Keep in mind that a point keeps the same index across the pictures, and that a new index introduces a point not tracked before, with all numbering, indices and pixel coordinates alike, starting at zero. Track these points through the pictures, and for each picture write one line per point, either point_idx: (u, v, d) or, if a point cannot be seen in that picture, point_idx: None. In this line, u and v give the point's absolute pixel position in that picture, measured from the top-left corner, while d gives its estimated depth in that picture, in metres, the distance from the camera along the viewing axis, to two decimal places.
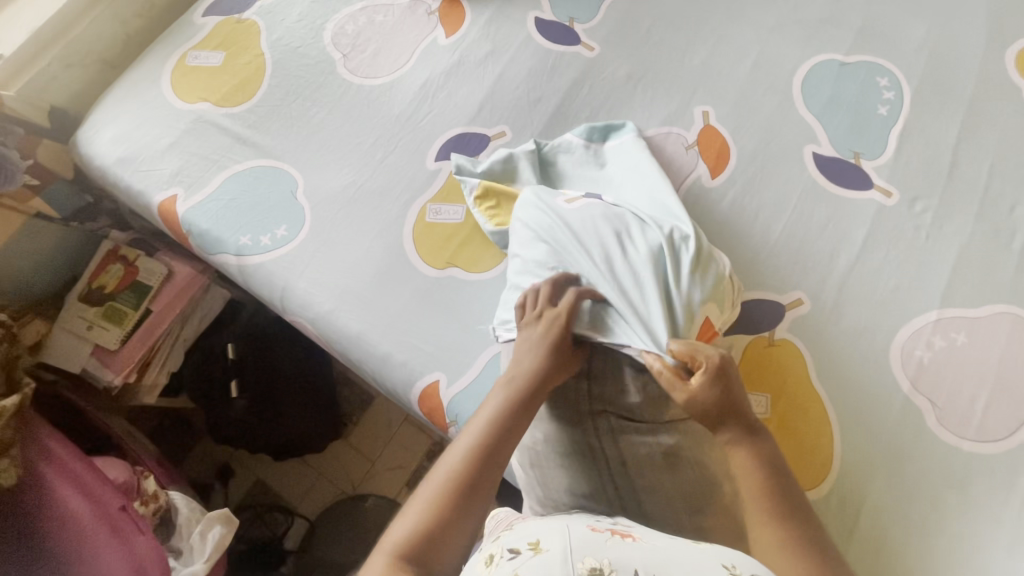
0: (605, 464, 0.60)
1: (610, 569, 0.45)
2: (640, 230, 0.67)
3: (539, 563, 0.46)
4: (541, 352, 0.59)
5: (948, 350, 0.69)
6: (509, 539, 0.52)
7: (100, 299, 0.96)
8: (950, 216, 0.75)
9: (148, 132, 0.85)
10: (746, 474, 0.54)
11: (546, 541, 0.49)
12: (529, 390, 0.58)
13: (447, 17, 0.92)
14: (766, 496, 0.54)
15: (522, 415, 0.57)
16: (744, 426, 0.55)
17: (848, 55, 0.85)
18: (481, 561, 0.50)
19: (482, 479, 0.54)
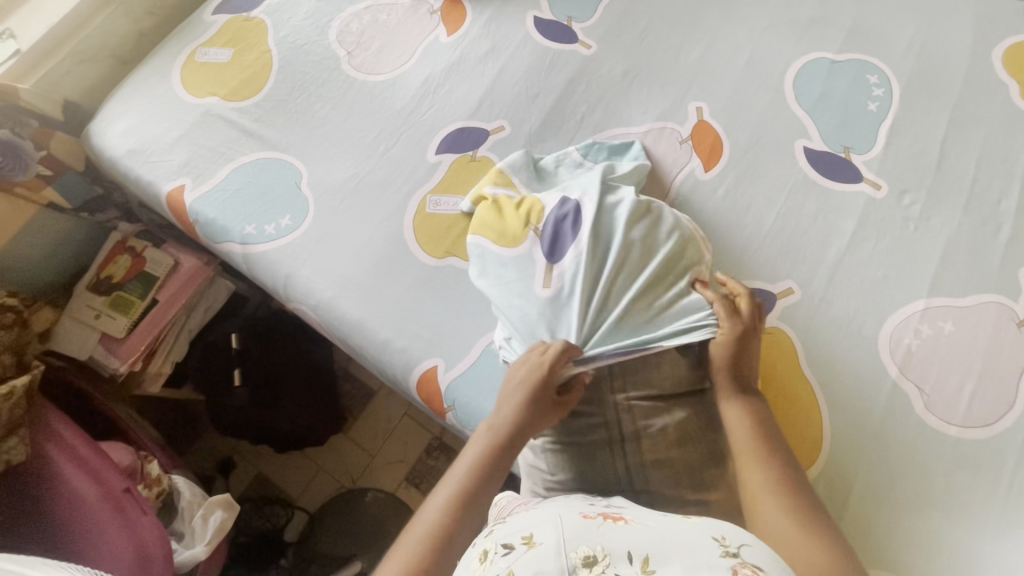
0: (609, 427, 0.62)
1: (604, 556, 0.44)
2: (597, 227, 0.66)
3: (531, 558, 0.45)
4: (526, 398, 0.59)
5: (935, 338, 0.70)
6: (503, 532, 0.50)
7: (108, 288, 0.98)
8: (938, 208, 0.77)
9: (158, 125, 0.88)
10: (739, 429, 0.59)
11: (539, 534, 0.47)
12: (511, 434, 0.58)
13: (449, 16, 0.95)
14: (767, 465, 0.56)
15: (502, 460, 0.57)
16: (739, 385, 0.61)
17: (838, 53, 0.88)
18: (475, 558, 0.48)
19: (461, 525, 0.53)
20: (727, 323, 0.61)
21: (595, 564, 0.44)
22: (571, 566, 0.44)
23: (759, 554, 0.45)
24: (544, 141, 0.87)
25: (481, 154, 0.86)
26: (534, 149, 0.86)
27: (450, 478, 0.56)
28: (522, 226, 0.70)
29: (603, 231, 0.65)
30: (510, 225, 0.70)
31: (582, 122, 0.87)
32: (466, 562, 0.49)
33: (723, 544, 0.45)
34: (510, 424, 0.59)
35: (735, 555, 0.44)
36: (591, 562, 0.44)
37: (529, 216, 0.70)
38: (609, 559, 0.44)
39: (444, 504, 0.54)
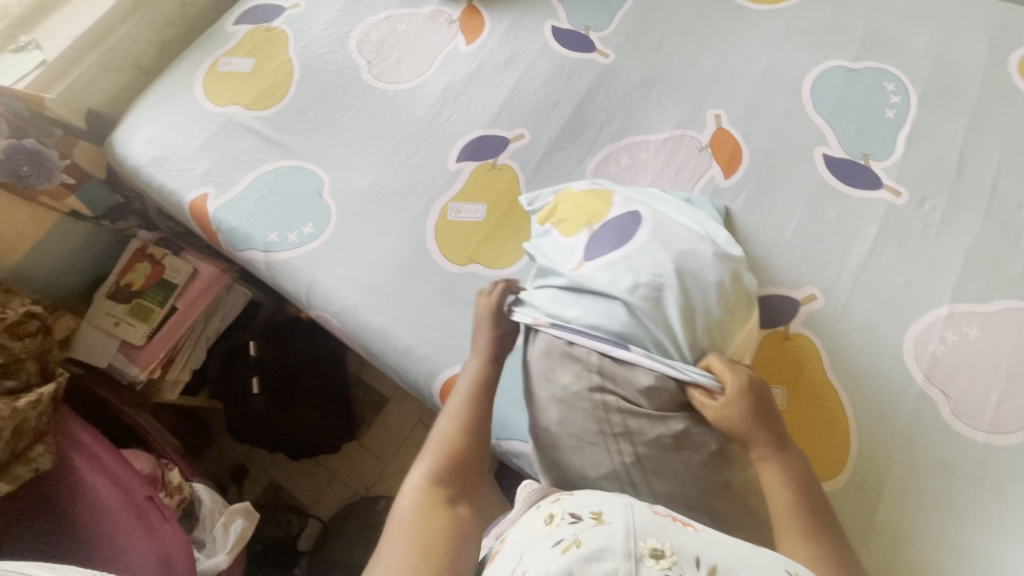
0: (615, 445, 0.58)
1: (672, 553, 0.45)
2: (669, 246, 0.65)
3: (599, 533, 0.47)
4: (495, 323, 0.69)
5: (959, 344, 0.70)
6: (571, 503, 0.53)
7: (128, 296, 0.99)
8: (959, 214, 0.77)
9: (181, 134, 0.89)
10: (777, 486, 0.55)
11: (609, 514, 0.49)
12: (492, 349, 0.68)
13: (467, 25, 0.96)
14: (801, 518, 0.53)
15: (493, 370, 0.66)
16: (774, 437, 0.57)
17: (855, 61, 0.88)
18: (542, 520, 0.51)
19: (474, 422, 0.61)
20: (728, 378, 0.58)
21: (661, 557, 0.45)
22: (637, 553, 0.45)
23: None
24: (564, 149, 0.87)
25: (501, 161, 0.87)
26: (554, 156, 0.87)
27: (454, 394, 0.64)
28: (583, 218, 0.72)
29: (640, 242, 0.66)
30: (566, 219, 0.73)
31: (601, 130, 0.88)
32: (533, 521, 0.53)
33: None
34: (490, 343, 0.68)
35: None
36: (658, 555, 0.45)
37: (592, 214, 0.72)
38: (676, 557, 0.45)
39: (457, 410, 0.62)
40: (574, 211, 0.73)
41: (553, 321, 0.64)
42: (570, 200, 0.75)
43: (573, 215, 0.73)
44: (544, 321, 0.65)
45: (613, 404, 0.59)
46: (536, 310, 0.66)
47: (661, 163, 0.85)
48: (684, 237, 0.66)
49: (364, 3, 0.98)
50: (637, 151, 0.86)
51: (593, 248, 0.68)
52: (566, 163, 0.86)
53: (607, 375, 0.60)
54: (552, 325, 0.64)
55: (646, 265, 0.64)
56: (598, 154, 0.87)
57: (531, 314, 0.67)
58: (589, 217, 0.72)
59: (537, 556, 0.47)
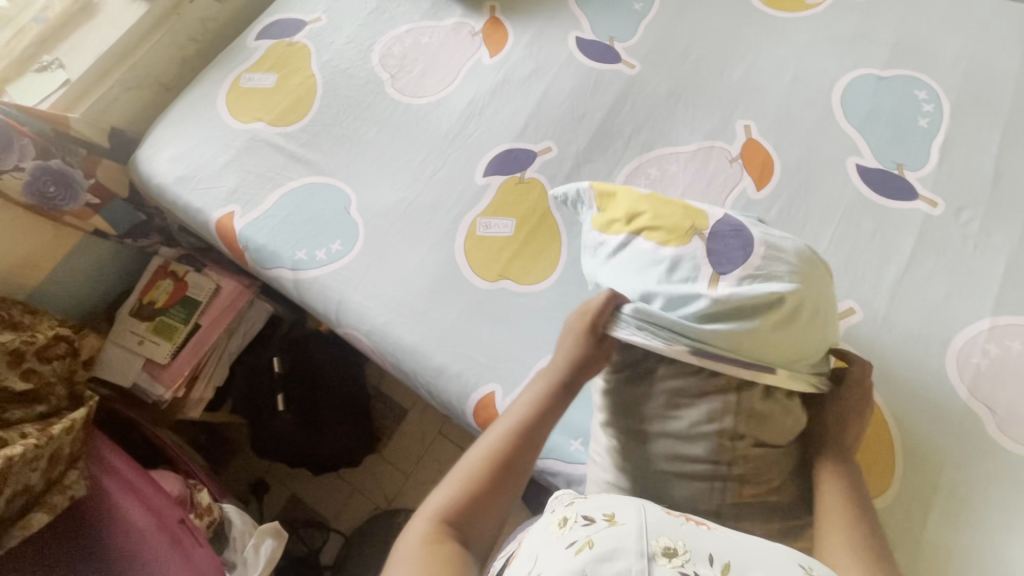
0: (721, 483, 0.58)
1: (685, 552, 0.46)
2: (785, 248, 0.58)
3: (612, 534, 0.47)
4: (581, 346, 0.62)
5: (1004, 357, 0.69)
6: (584, 505, 0.52)
7: (151, 314, 0.99)
8: (997, 224, 0.76)
9: (205, 152, 0.88)
10: (833, 500, 0.57)
11: (622, 514, 0.49)
12: (567, 378, 0.62)
13: (490, 37, 0.95)
14: (854, 521, 0.56)
15: (559, 403, 0.61)
16: (839, 454, 0.60)
17: (885, 69, 0.87)
18: (554, 522, 0.51)
19: (515, 458, 0.58)
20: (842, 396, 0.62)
21: (675, 556, 0.46)
22: (650, 552, 0.46)
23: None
24: (592, 162, 0.86)
25: (529, 175, 0.86)
26: (582, 169, 0.86)
27: (506, 419, 0.60)
28: (678, 227, 0.61)
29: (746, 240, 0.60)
30: (658, 231, 0.62)
31: (629, 142, 0.87)
32: (546, 523, 0.52)
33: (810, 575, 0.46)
34: (567, 370, 0.62)
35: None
36: (671, 553, 0.46)
37: (681, 226, 0.61)
38: (689, 555, 0.46)
39: (504, 438, 0.59)
40: (658, 217, 0.63)
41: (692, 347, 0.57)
42: (648, 206, 0.65)
43: (666, 221, 0.62)
44: (681, 348, 0.57)
45: (744, 445, 0.57)
46: (668, 334, 0.58)
47: (692, 175, 0.84)
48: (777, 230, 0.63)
49: (386, 16, 0.98)
50: (667, 163, 0.85)
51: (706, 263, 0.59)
52: (595, 176, 0.86)
53: (744, 403, 0.57)
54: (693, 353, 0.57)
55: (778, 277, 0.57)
56: (627, 166, 0.86)
57: (659, 340, 0.58)
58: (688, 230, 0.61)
59: (551, 558, 0.47)
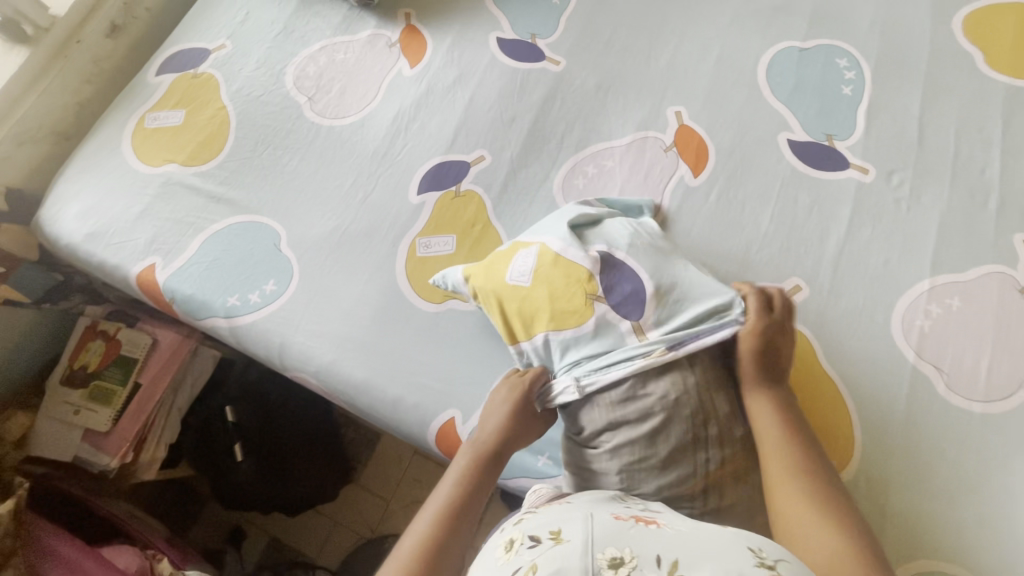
0: (703, 453, 0.57)
1: (631, 559, 0.44)
2: (644, 232, 0.70)
3: (558, 553, 0.45)
4: (514, 412, 0.64)
5: (945, 316, 0.71)
6: (531, 524, 0.51)
7: (84, 379, 0.93)
8: (927, 184, 0.77)
9: (116, 203, 0.82)
10: (762, 412, 0.59)
11: (567, 531, 0.47)
12: (500, 443, 0.63)
13: (409, 47, 0.91)
14: (790, 443, 0.57)
15: (491, 471, 0.61)
16: (774, 372, 0.61)
17: (805, 40, 0.87)
18: (501, 547, 0.49)
19: (455, 531, 0.55)
20: (755, 304, 0.64)
21: (621, 565, 0.43)
22: (595, 566, 0.43)
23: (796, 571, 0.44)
24: (528, 166, 0.84)
25: (464, 188, 0.83)
26: (519, 175, 0.84)
27: (438, 496, 0.59)
28: (581, 284, 0.65)
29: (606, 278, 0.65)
30: (576, 297, 0.65)
31: (563, 142, 0.85)
32: (494, 548, 0.50)
33: (759, 557, 0.44)
34: (498, 437, 0.63)
35: (770, 568, 0.43)
36: (617, 563, 0.43)
37: (584, 281, 0.65)
38: (635, 561, 0.43)
39: (439, 512, 0.57)
40: (562, 286, 0.65)
41: (669, 343, 0.60)
42: (540, 279, 0.67)
43: (560, 304, 0.65)
44: (659, 351, 0.60)
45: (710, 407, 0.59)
46: (641, 346, 0.60)
47: (629, 169, 0.82)
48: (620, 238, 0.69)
49: (295, 35, 0.93)
50: (603, 158, 0.84)
51: (624, 302, 0.64)
52: (532, 180, 0.83)
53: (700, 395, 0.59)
54: (672, 347, 0.60)
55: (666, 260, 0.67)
56: (563, 167, 0.84)
57: (633, 356, 0.60)
58: (589, 280, 0.65)
59: None
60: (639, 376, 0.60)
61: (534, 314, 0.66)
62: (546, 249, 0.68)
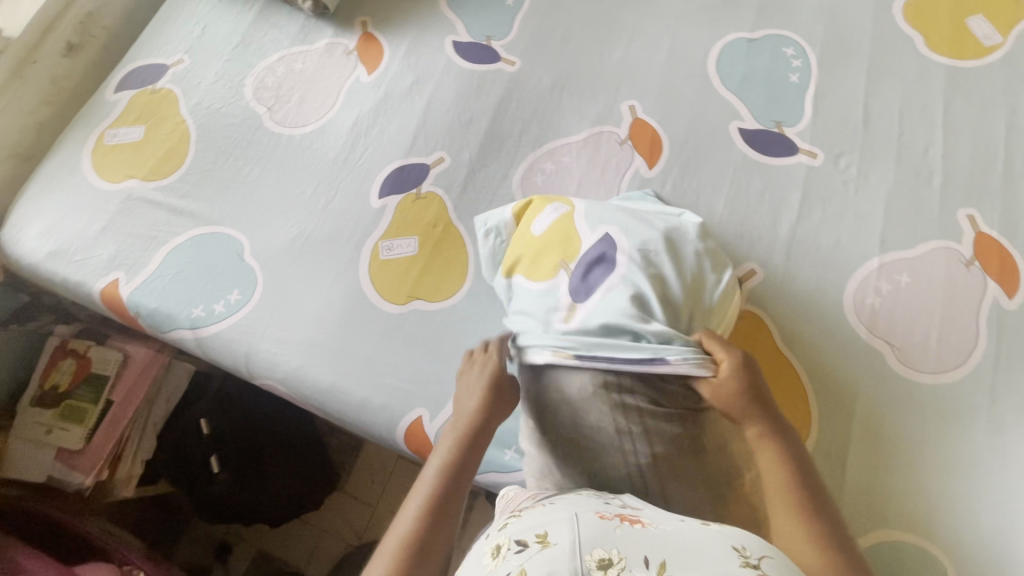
0: (631, 445, 0.56)
1: (620, 559, 0.42)
2: (678, 224, 0.68)
3: (546, 556, 0.42)
4: (489, 385, 0.63)
5: (895, 292, 0.73)
6: (517, 527, 0.48)
7: (55, 400, 0.93)
8: (874, 166, 0.79)
9: (77, 221, 0.83)
10: (771, 467, 0.55)
11: (554, 533, 0.45)
12: (479, 418, 0.61)
13: (366, 54, 0.92)
14: (800, 505, 0.52)
15: (472, 447, 0.60)
16: (774, 422, 0.57)
17: (753, 31, 0.90)
18: (488, 553, 0.47)
19: (439, 512, 0.55)
20: (723, 355, 0.57)
21: (609, 566, 0.41)
22: (584, 568, 0.41)
23: (781, 567, 0.42)
24: (486, 165, 0.85)
25: (425, 190, 0.84)
26: (478, 174, 0.85)
27: (419, 486, 0.57)
28: (566, 254, 0.67)
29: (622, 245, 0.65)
30: (551, 261, 0.68)
31: (521, 140, 0.86)
32: (480, 554, 0.48)
33: (744, 555, 0.42)
34: (476, 414, 0.61)
35: (756, 567, 0.41)
36: (606, 565, 0.41)
37: (570, 249, 0.67)
38: (624, 562, 0.41)
39: (422, 501, 0.55)
40: (552, 245, 0.68)
41: (577, 349, 0.58)
42: (543, 237, 0.70)
43: (541, 261, 0.69)
44: (567, 352, 0.59)
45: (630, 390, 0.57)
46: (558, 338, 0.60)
47: (586, 164, 0.84)
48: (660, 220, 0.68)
49: (253, 46, 0.94)
50: (560, 155, 0.85)
51: (592, 275, 0.64)
52: (491, 179, 0.84)
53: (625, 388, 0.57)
54: (578, 355, 0.58)
55: (670, 257, 0.63)
56: (522, 165, 0.85)
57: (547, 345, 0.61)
58: (571, 254, 0.67)
59: None
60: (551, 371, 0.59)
61: (521, 257, 0.71)
62: (576, 209, 0.71)
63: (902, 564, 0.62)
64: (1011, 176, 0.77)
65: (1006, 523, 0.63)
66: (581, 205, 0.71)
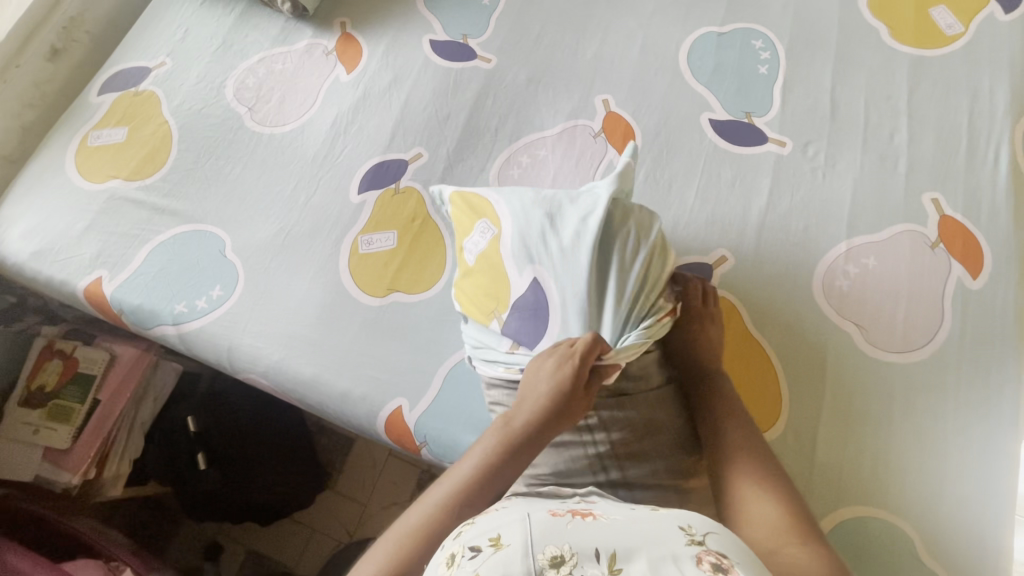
0: (588, 436, 0.63)
1: (572, 556, 0.42)
2: (586, 216, 0.65)
3: (500, 560, 0.42)
4: (551, 395, 0.58)
5: (862, 275, 0.74)
6: (472, 533, 0.47)
7: (42, 400, 0.94)
8: (840, 153, 0.81)
9: (60, 221, 0.84)
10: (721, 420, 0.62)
11: (507, 535, 0.44)
12: (531, 430, 0.58)
13: (345, 54, 0.94)
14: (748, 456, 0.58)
15: (515, 459, 0.56)
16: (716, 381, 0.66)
17: (723, 25, 0.92)
18: (442, 563, 0.45)
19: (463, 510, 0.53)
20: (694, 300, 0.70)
21: (562, 564, 0.42)
22: (537, 568, 0.42)
23: (725, 541, 0.44)
24: (464, 160, 0.87)
25: (403, 185, 0.85)
26: (456, 169, 0.86)
27: (446, 484, 0.55)
28: (501, 291, 0.67)
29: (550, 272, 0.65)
30: (489, 300, 0.68)
31: (497, 135, 0.88)
32: (435, 565, 0.46)
33: (689, 533, 0.44)
34: (530, 423, 0.58)
35: (700, 544, 0.43)
36: (559, 561, 0.42)
37: (503, 292, 0.67)
38: (576, 558, 0.42)
39: (446, 496, 0.54)
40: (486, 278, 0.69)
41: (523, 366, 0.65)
42: (481, 262, 0.70)
43: (480, 293, 0.69)
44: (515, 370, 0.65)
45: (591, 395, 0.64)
46: (507, 358, 0.66)
47: (561, 157, 0.85)
48: (580, 228, 0.65)
49: (234, 48, 0.95)
50: (535, 148, 0.87)
51: (527, 315, 0.65)
52: (468, 174, 0.86)
53: None
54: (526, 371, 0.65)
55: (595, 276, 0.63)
56: (498, 159, 0.87)
57: (497, 364, 0.67)
58: (506, 297, 0.67)
59: None
60: (505, 385, 0.67)
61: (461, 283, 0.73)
62: (502, 227, 0.68)
63: (869, 542, 0.64)
64: (974, 160, 0.79)
65: (971, 496, 0.65)
66: (501, 219, 0.69)
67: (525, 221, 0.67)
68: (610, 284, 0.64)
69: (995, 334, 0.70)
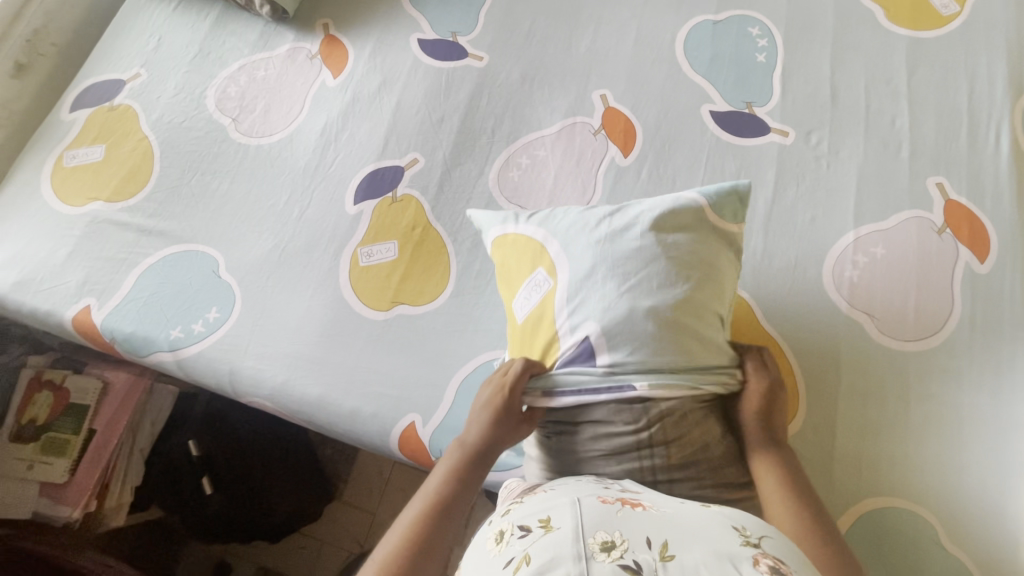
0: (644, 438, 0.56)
1: (623, 541, 0.41)
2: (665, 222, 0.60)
3: (549, 541, 0.42)
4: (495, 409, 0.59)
5: (871, 263, 0.74)
6: (521, 513, 0.47)
7: (34, 433, 0.91)
8: (843, 141, 0.80)
9: (41, 247, 0.80)
10: (765, 467, 0.57)
11: (558, 517, 0.44)
12: (484, 446, 0.58)
13: (330, 57, 0.90)
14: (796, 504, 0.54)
15: (469, 481, 0.57)
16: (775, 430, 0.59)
17: (718, 13, 0.90)
18: (490, 539, 0.46)
19: (439, 526, 0.53)
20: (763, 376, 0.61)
21: (613, 548, 0.41)
22: (587, 551, 0.41)
23: (780, 546, 0.43)
24: (461, 164, 0.84)
25: (401, 192, 0.83)
26: (454, 173, 0.84)
27: (415, 505, 0.55)
28: (551, 337, 0.61)
29: (620, 285, 0.58)
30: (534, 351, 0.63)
31: (494, 136, 0.86)
32: (482, 540, 0.47)
33: (744, 535, 0.43)
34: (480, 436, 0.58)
35: (756, 546, 0.42)
36: (610, 546, 0.41)
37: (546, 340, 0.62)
38: (628, 543, 0.41)
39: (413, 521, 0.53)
40: (538, 326, 0.63)
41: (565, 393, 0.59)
42: (530, 318, 0.64)
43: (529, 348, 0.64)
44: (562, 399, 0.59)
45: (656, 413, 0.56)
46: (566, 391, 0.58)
47: (561, 156, 0.83)
48: (652, 237, 0.59)
49: (211, 55, 0.91)
50: (535, 148, 0.84)
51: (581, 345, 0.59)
52: (467, 178, 0.83)
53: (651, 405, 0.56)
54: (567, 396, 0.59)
55: (665, 278, 0.58)
56: (497, 161, 0.84)
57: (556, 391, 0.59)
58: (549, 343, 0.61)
59: None
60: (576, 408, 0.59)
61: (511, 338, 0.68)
62: (563, 264, 0.62)
63: (888, 532, 0.64)
64: (976, 141, 0.79)
65: (992, 483, 0.65)
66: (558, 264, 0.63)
67: (597, 232, 0.62)
68: (692, 299, 0.58)
69: (1004, 317, 0.71)
